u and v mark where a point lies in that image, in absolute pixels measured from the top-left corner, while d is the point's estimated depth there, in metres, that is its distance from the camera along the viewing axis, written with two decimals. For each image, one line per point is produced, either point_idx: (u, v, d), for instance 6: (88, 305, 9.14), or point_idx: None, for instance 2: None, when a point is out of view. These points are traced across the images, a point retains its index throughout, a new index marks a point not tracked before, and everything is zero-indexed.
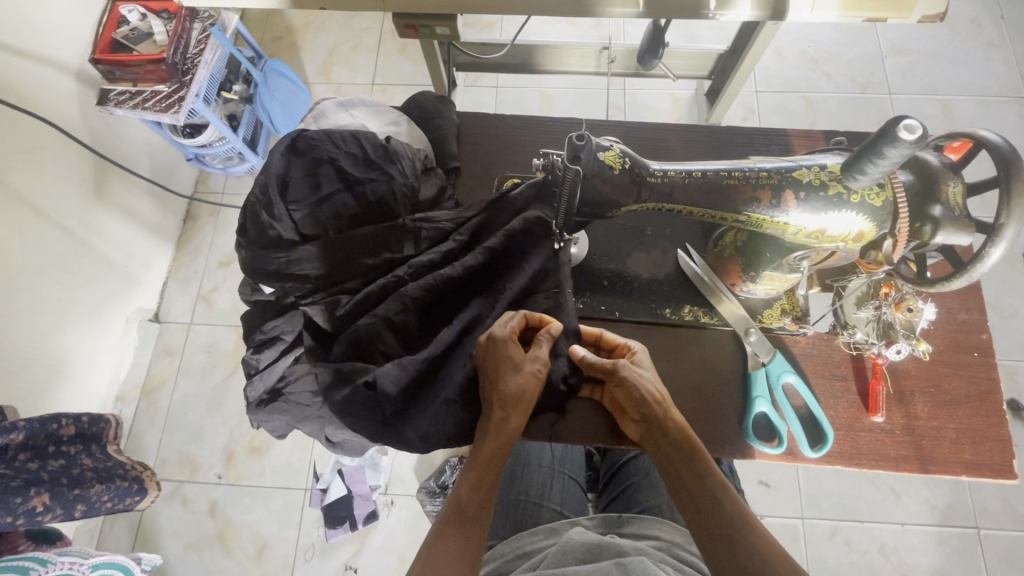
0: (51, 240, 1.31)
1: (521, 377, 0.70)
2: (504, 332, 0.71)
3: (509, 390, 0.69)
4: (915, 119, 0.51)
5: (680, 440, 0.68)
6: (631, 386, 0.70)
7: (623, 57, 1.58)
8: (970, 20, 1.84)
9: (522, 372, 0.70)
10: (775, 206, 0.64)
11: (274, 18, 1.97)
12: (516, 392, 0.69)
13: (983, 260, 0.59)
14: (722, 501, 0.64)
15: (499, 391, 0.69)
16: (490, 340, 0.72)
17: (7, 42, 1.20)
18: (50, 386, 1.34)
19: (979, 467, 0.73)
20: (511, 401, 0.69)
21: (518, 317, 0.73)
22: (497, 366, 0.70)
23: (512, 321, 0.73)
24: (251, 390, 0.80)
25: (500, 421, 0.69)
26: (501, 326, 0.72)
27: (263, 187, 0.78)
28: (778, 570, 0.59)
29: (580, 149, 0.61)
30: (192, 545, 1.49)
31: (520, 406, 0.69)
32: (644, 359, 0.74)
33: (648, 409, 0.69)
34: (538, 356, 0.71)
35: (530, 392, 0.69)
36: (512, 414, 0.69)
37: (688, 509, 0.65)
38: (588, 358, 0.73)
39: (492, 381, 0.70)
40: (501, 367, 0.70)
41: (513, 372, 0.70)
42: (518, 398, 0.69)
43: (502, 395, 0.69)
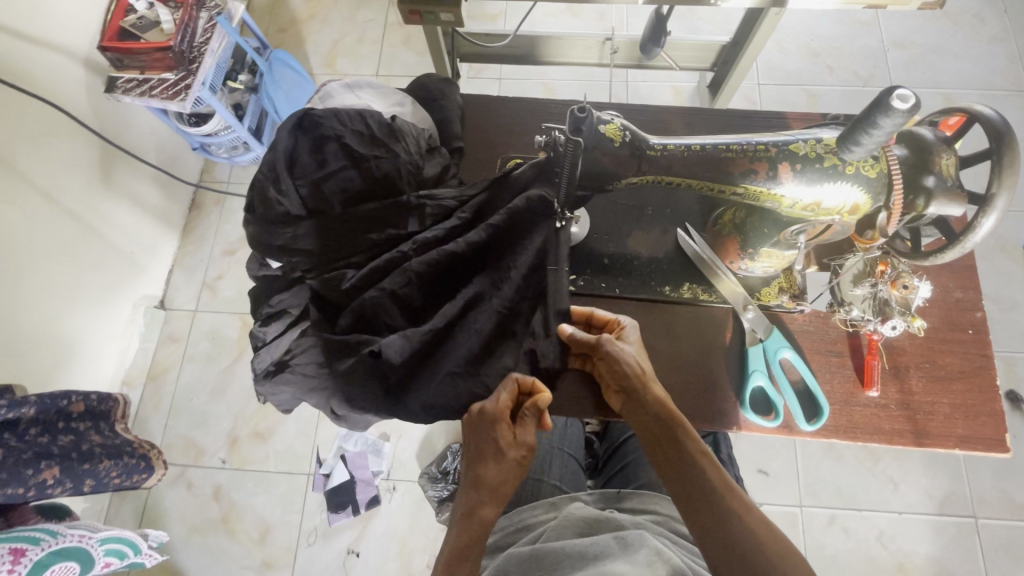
0: (59, 223, 1.33)
1: (501, 466, 0.70)
2: (494, 406, 0.71)
3: (488, 476, 0.70)
4: (908, 90, 0.53)
5: (661, 412, 0.69)
6: (614, 361, 0.71)
7: (626, 49, 1.57)
8: (973, 14, 1.85)
9: (504, 460, 0.70)
10: (772, 178, 0.65)
11: (279, 9, 1.99)
12: (492, 482, 0.70)
13: (975, 230, 0.62)
14: (704, 468, 0.65)
15: (478, 474, 0.70)
16: (480, 414, 0.71)
17: (18, 28, 1.22)
18: (57, 369, 1.36)
19: (972, 441, 0.74)
20: (486, 487, 0.70)
21: (511, 386, 0.72)
22: (480, 447, 0.71)
23: (502, 393, 0.72)
24: (258, 362, 0.82)
25: (473, 506, 0.70)
26: (492, 401, 0.71)
27: (270, 164, 0.80)
28: (755, 532, 0.61)
29: (582, 122, 0.62)
30: (197, 528, 1.51)
31: (495, 495, 0.70)
32: (631, 334, 0.75)
33: (628, 382, 0.71)
34: (524, 442, 0.71)
35: (507, 482, 0.70)
36: (487, 501, 0.69)
37: (672, 478, 0.66)
38: (575, 334, 0.74)
39: (473, 461, 0.71)
40: (482, 451, 0.71)
41: (493, 461, 0.70)
42: (495, 486, 0.70)
43: (478, 480, 0.70)
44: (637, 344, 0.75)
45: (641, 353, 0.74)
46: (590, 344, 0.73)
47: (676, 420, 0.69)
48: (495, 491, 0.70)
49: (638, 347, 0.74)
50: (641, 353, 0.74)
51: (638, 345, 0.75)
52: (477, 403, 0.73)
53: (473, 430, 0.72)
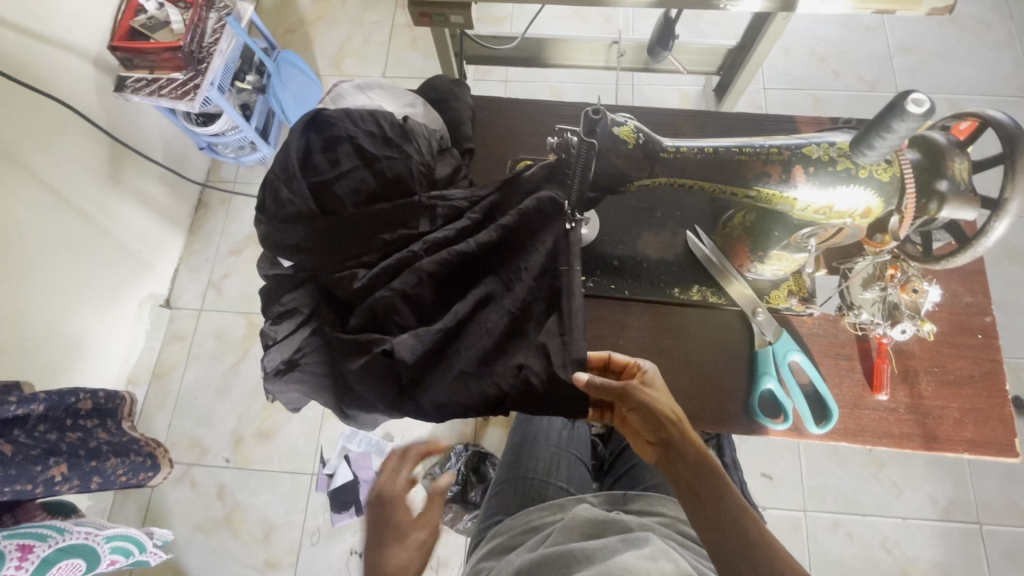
0: (66, 222, 1.33)
1: (405, 547, 0.73)
2: (391, 487, 0.78)
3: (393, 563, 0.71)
4: (923, 94, 0.53)
5: (703, 463, 0.67)
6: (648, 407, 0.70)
7: (633, 51, 1.57)
8: (978, 20, 1.85)
9: (407, 544, 0.73)
10: (784, 181, 0.66)
11: (287, 10, 2.00)
12: (395, 564, 0.71)
13: (987, 235, 0.62)
14: (746, 522, 0.63)
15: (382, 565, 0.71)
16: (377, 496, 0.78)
17: (32, 28, 1.24)
18: (64, 366, 1.37)
19: (981, 446, 0.74)
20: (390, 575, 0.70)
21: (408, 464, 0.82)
22: (390, 526, 0.75)
23: (400, 474, 0.80)
24: (268, 360, 0.82)
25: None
26: (391, 483, 0.79)
27: (283, 163, 0.80)
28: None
29: (596, 123, 0.63)
30: (200, 527, 1.51)
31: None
32: (655, 378, 0.72)
33: (664, 432, 0.69)
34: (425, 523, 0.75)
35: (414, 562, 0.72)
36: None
37: (714, 536, 0.63)
38: (594, 383, 0.71)
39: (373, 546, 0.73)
40: (391, 530, 0.74)
41: (398, 542, 0.73)
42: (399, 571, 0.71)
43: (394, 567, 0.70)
44: (664, 390, 0.73)
45: (668, 399, 0.72)
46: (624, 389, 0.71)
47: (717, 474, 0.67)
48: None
49: (665, 394, 0.73)
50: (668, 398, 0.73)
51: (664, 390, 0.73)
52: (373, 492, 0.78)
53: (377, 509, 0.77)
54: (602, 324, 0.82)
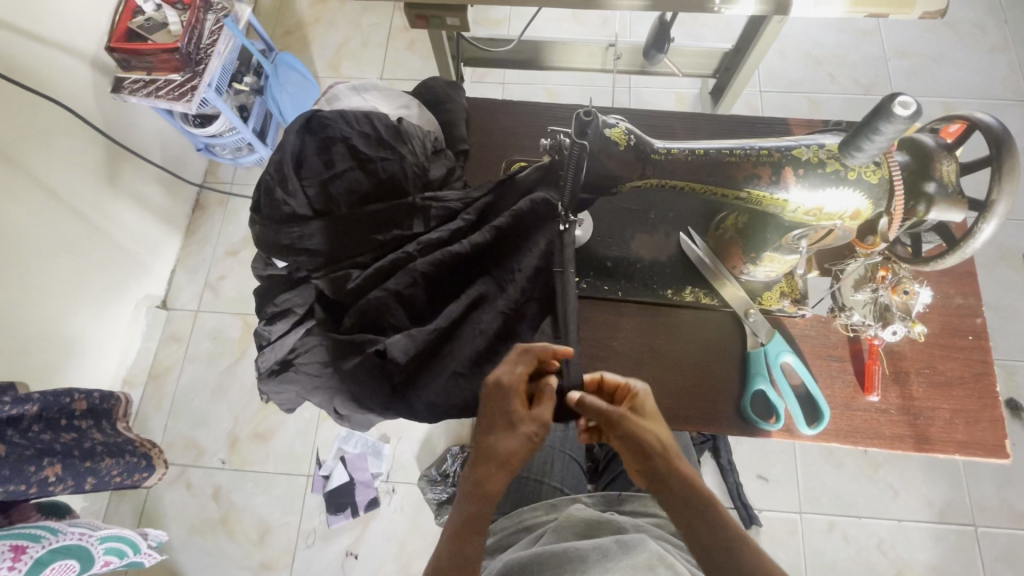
0: (62, 222, 1.33)
1: (513, 438, 0.65)
2: (511, 379, 0.67)
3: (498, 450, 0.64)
4: (910, 96, 0.54)
5: (695, 497, 0.63)
6: (633, 435, 0.67)
7: (629, 55, 1.58)
8: (973, 24, 1.86)
9: (516, 434, 0.65)
10: (775, 183, 0.66)
11: (285, 12, 2.01)
12: (505, 451, 0.64)
13: (975, 236, 0.63)
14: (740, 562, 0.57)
15: (487, 448, 0.65)
16: (493, 384, 0.67)
17: (29, 29, 1.24)
18: (60, 367, 1.36)
19: (972, 447, 0.74)
20: (496, 459, 0.64)
21: (529, 361, 0.68)
22: (501, 416, 0.66)
23: (519, 367, 0.67)
24: (262, 360, 0.82)
25: (481, 480, 0.64)
26: (510, 373, 0.67)
27: (278, 165, 0.80)
28: None
29: (587, 125, 0.63)
30: (196, 529, 1.51)
31: (505, 468, 0.64)
32: (646, 403, 0.71)
33: (652, 460, 0.66)
34: (539, 419, 0.66)
35: (520, 455, 0.64)
36: (495, 472, 0.64)
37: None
38: (587, 402, 0.70)
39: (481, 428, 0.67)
40: (500, 419, 0.66)
41: (506, 432, 0.65)
42: (507, 458, 0.64)
43: (504, 458, 0.64)
44: (657, 418, 0.70)
45: (661, 426, 0.69)
46: (612, 415, 0.69)
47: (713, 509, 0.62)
48: (505, 463, 0.64)
49: (659, 422, 0.70)
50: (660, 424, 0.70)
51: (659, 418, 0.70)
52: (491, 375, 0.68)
53: (488, 395, 0.68)
54: (595, 325, 0.82)
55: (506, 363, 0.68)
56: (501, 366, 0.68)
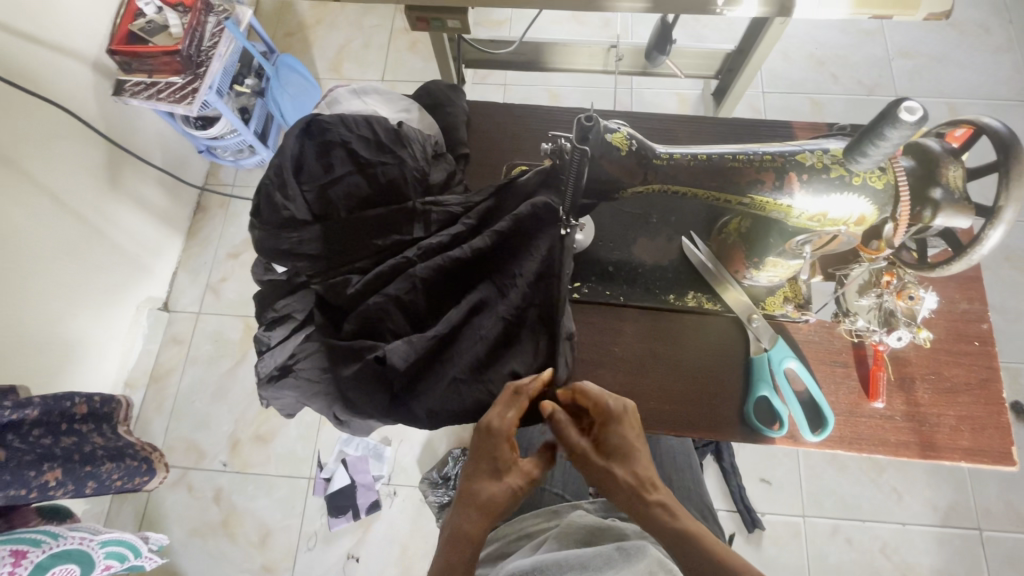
0: (63, 225, 1.33)
1: (498, 485, 0.66)
2: (502, 425, 0.67)
3: (482, 496, 0.65)
4: (916, 102, 0.53)
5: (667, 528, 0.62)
6: (598, 472, 0.67)
7: (631, 56, 1.58)
8: (978, 24, 1.85)
9: (501, 481, 0.67)
10: (779, 188, 0.65)
11: (287, 13, 2.01)
12: (488, 497, 0.65)
13: (982, 243, 0.62)
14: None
15: (473, 493, 0.66)
16: (485, 429, 0.68)
17: (30, 32, 1.24)
18: (61, 370, 1.36)
19: (978, 454, 0.74)
20: (479, 504, 0.65)
21: (521, 405, 0.69)
22: (489, 459, 0.67)
23: (510, 412, 0.68)
24: (262, 365, 0.81)
25: (460, 523, 0.64)
26: (502, 418, 0.67)
27: (277, 169, 0.80)
28: None
29: (589, 131, 0.62)
30: (197, 531, 1.51)
31: (488, 514, 0.65)
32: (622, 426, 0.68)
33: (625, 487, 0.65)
34: (525, 470, 0.68)
35: (504, 503, 0.65)
36: (475, 519, 0.64)
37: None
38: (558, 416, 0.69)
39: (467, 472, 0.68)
40: (488, 462, 0.67)
41: (492, 478, 0.67)
42: (489, 504, 0.65)
43: (488, 502, 0.65)
44: (627, 447, 0.67)
45: (631, 456, 0.67)
46: (578, 450, 0.68)
47: (685, 539, 0.60)
48: (487, 510, 0.65)
49: (630, 451, 0.67)
50: (632, 453, 0.67)
51: (630, 446, 0.67)
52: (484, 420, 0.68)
53: (479, 440, 0.68)
54: (595, 331, 0.82)
55: (499, 407, 0.69)
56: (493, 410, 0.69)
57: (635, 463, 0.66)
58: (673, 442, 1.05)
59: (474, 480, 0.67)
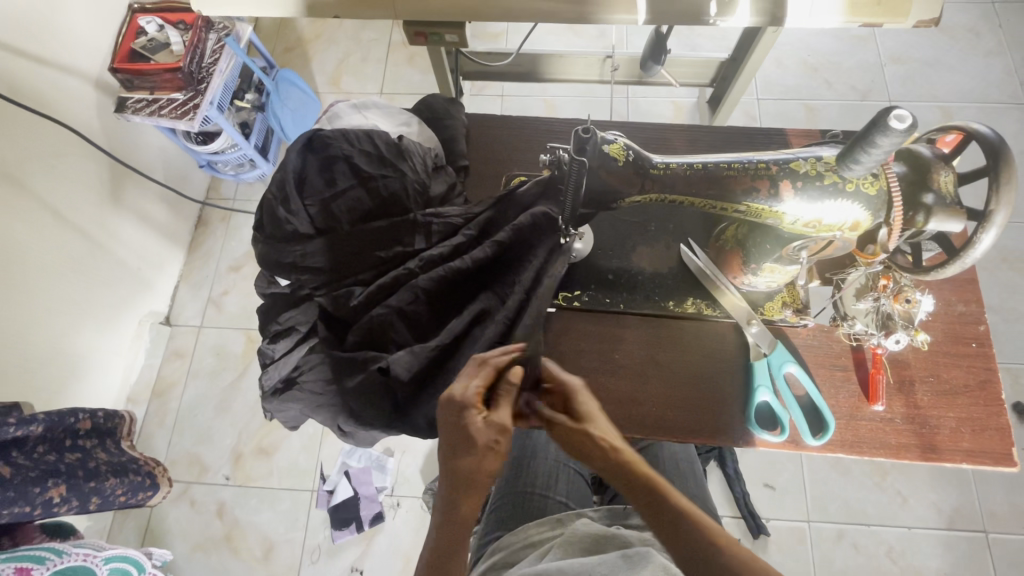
0: (66, 240, 1.34)
1: (475, 456, 0.62)
2: (466, 391, 0.65)
3: (463, 472, 0.63)
4: (906, 110, 0.54)
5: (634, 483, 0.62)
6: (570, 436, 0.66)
7: (626, 65, 1.60)
8: (967, 29, 1.88)
9: (474, 449, 0.63)
10: (773, 196, 0.66)
11: (286, 29, 2.04)
12: (469, 471, 0.63)
13: (975, 245, 0.63)
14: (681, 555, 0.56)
15: (453, 470, 0.63)
16: (449, 400, 0.65)
17: (33, 52, 1.25)
18: (63, 385, 1.37)
19: (980, 456, 0.74)
20: (464, 480, 0.63)
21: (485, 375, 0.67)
22: (456, 435, 0.64)
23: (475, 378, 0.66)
24: (266, 379, 0.82)
25: (454, 504, 0.64)
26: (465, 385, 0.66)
27: (280, 184, 0.82)
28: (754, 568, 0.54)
29: (586, 142, 0.64)
30: (200, 546, 1.50)
31: (471, 487, 0.63)
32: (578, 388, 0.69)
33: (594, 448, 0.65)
34: (500, 421, 0.64)
35: (482, 469, 0.62)
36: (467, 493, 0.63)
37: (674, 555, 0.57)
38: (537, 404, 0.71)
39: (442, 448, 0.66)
40: (457, 438, 0.63)
41: (465, 448, 0.63)
42: (471, 476, 0.63)
43: (469, 477, 0.63)
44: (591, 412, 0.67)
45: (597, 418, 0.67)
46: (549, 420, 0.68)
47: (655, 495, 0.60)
48: (467, 482, 0.63)
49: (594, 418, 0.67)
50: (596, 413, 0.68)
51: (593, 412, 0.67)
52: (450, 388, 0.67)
53: (446, 416, 0.65)
54: (597, 338, 0.82)
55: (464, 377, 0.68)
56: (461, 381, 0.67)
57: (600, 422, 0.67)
58: (676, 448, 1.06)
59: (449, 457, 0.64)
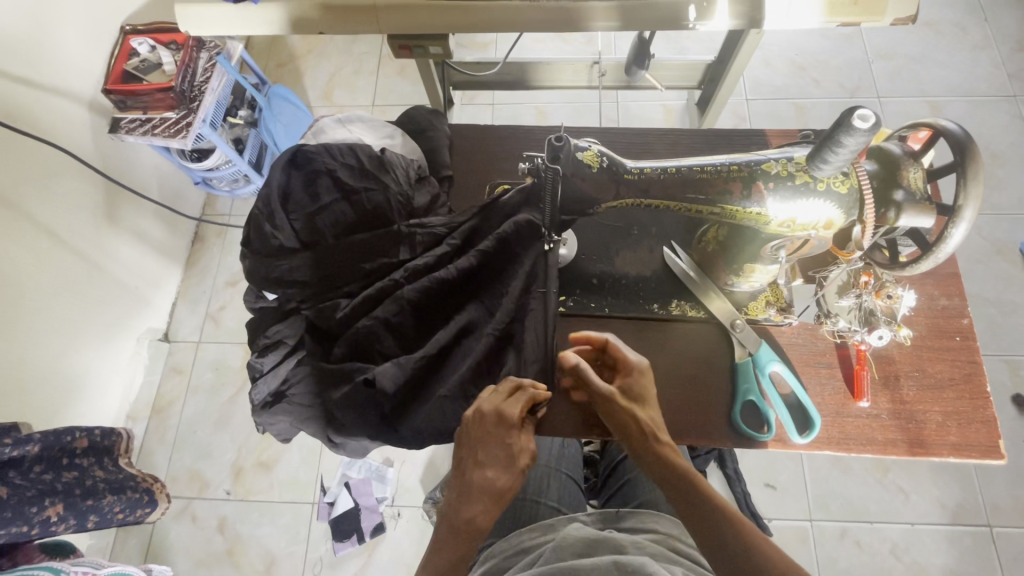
0: (64, 262, 1.36)
1: (508, 474, 0.68)
2: (514, 413, 0.69)
3: (492, 487, 0.68)
4: (869, 109, 0.55)
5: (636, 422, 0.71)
6: (615, 411, 0.71)
7: (613, 71, 1.62)
8: (954, 24, 1.89)
9: (512, 467, 0.69)
10: (747, 197, 0.67)
11: (278, 46, 2.06)
12: (501, 487, 0.67)
13: (947, 240, 0.63)
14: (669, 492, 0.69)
15: (482, 485, 0.68)
16: (493, 420, 0.69)
17: (27, 76, 1.27)
18: (63, 404, 1.38)
19: (967, 449, 0.74)
20: (490, 494, 0.68)
21: (527, 399, 0.70)
22: (494, 453, 0.68)
23: (521, 402, 0.70)
24: (256, 393, 0.83)
25: (475, 514, 0.67)
26: (511, 408, 0.69)
27: (265, 200, 0.83)
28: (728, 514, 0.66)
29: (559, 150, 0.66)
30: (202, 562, 1.50)
31: (497, 501, 0.68)
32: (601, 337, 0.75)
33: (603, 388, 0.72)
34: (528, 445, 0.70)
35: (516, 487, 0.68)
36: (488, 508, 0.68)
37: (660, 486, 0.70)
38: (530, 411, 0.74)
39: (467, 461, 0.69)
40: (492, 454, 0.68)
41: (502, 465, 0.68)
42: (501, 491, 0.68)
43: (499, 492, 0.67)
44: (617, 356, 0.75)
45: (651, 406, 0.73)
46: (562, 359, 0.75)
47: (695, 490, 0.67)
48: (496, 496, 0.68)
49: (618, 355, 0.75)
50: (651, 401, 0.73)
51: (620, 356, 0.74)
52: (489, 408, 0.69)
53: (478, 433, 0.69)
54: None
55: (501, 397, 0.70)
56: (502, 401, 0.70)
57: (651, 410, 0.72)
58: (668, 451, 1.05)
59: (477, 472, 0.68)
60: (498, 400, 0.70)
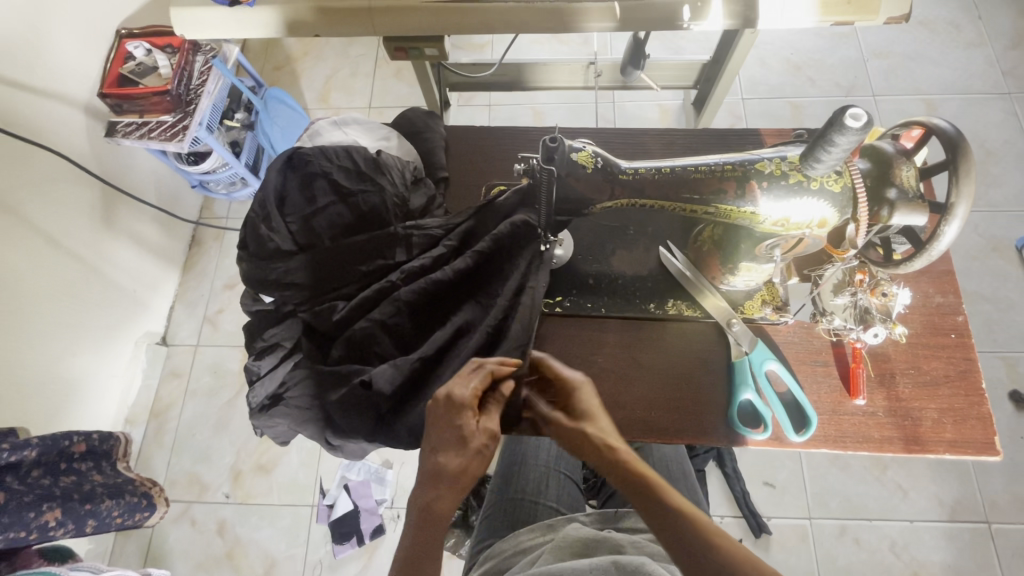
0: (61, 266, 1.36)
1: (462, 456, 0.65)
2: (463, 393, 0.67)
3: (447, 472, 0.64)
4: (861, 108, 0.56)
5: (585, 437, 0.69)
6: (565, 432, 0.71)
7: (609, 71, 1.61)
8: (948, 22, 1.90)
9: (466, 450, 0.65)
10: (741, 197, 0.68)
11: (274, 48, 2.06)
12: (453, 470, 0.64)
13: (940, 238, 0.64)
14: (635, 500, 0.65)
15: (440, 470, 0.64)
16: (444, 401, 0.67)
17: (22, 81, 1.27)
18: (61, 409, 1.38)
19: (963, 446, 0.74)
20: (444, 480, 0.65)
21: (483, 377, 0.68)
22: (445, 435, 0.65)
23: (474, 380, 0.68)
24: (253, 396, 0.83)
25: (432, 500, 0.65)
26: (461, 387, 0.67)
27: (262, 202, 0.83)
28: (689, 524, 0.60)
29: (553, 151, 0.66)
30: (202, 565, 1.50)
31: (456, 487, 0.65)
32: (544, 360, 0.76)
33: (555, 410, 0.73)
34: (487, 427, 0.66)
35: (471, 470, 0.64)
36: (445, 493, 0.65)
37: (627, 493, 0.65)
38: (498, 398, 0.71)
39: (424, 446, 0.67)
40: (444, 438, 0.65)
41: (456, 449, 0.65)
42: (457, 475, 0.64)
43: (453, 476, 0.64)
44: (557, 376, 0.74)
45: (598, 418, 0.70)
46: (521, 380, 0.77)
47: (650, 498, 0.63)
48: (452, 480, 0.65)
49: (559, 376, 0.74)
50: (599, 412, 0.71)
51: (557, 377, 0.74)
52: (442, 390, 0.68)
53: (434, 415, 0.67)
54: (579, 343, 0.83)
55: (457, 377, 0.69)
56: (454, 382, 0.68)
57: (600, 422, 0.70)
58: (666, 450, 1.05)
59: (434, 456, 0.65)
60: (450, 381, 0.69)
